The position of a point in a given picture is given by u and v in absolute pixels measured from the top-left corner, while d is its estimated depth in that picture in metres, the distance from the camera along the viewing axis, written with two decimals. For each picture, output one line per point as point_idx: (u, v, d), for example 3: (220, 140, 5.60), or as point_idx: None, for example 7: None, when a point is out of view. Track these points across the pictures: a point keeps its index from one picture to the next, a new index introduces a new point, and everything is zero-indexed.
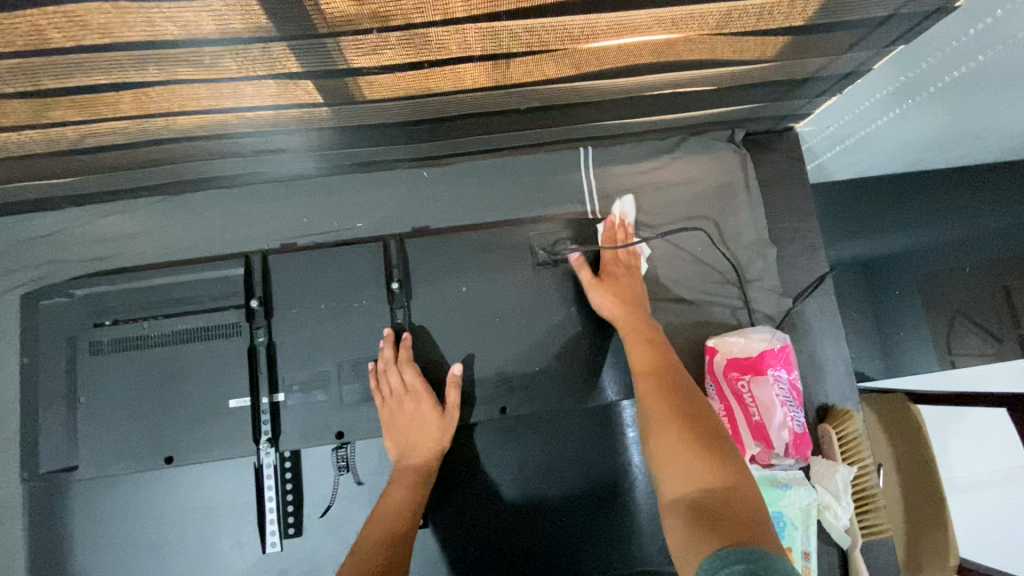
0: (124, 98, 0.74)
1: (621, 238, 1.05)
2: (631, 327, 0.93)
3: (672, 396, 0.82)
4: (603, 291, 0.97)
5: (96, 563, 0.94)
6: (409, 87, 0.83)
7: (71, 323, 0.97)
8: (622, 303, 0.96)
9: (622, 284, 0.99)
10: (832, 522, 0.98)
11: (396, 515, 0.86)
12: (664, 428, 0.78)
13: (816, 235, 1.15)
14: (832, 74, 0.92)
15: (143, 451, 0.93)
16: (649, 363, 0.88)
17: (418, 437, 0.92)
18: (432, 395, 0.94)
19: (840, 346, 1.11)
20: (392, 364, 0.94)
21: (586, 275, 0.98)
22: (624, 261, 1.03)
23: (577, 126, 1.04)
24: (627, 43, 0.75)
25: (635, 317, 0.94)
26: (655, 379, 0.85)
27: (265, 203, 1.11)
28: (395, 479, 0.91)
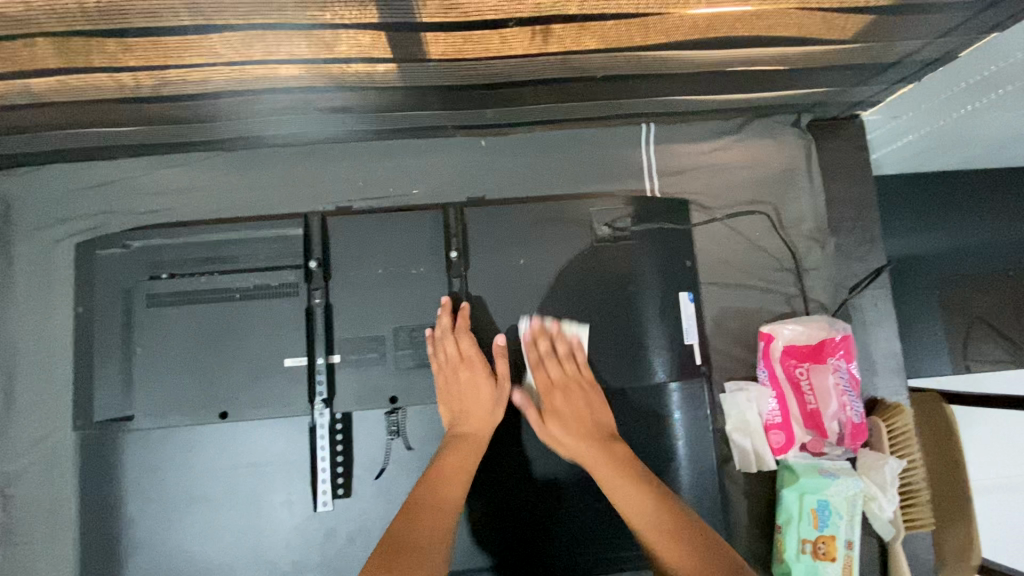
0: (198, 43, 0.72)
1: (547, 353, 0.97)
2: (612, 473, 0.87)
3: (627, 478, 0.86)
4: (554, 433, 0.93)
5: (147, 511, 0.95)
6: (474, 49, 0.79)
7: (128, 274, 0.97)
8: (584, 439, 0.91)
9: (568, 415, 0.93)
10: (876, 513, 0.97)
11: (450, 479, 0.87)
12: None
13: (876, 226, 1.13)
14: (916, 59, 0.90)
15: (200, 404, 0.94)
16: (608, 467, 0.88)
17: (472, 405, 0.93)
18: (485, 365, 0.95)
19: (893, 341, 1.10)
20: (450, 333, 0.94)
21: (532, 414, 0.95)
22: (556, 376, 0.96)
23: (644, 101, 1.01)
24: (721, 13, 0.72)
25: (593, 427, 0.92)
26: (602, 462, 0.88)
27: (320, 165, 1.10)
28: (450, 443, 0.91)
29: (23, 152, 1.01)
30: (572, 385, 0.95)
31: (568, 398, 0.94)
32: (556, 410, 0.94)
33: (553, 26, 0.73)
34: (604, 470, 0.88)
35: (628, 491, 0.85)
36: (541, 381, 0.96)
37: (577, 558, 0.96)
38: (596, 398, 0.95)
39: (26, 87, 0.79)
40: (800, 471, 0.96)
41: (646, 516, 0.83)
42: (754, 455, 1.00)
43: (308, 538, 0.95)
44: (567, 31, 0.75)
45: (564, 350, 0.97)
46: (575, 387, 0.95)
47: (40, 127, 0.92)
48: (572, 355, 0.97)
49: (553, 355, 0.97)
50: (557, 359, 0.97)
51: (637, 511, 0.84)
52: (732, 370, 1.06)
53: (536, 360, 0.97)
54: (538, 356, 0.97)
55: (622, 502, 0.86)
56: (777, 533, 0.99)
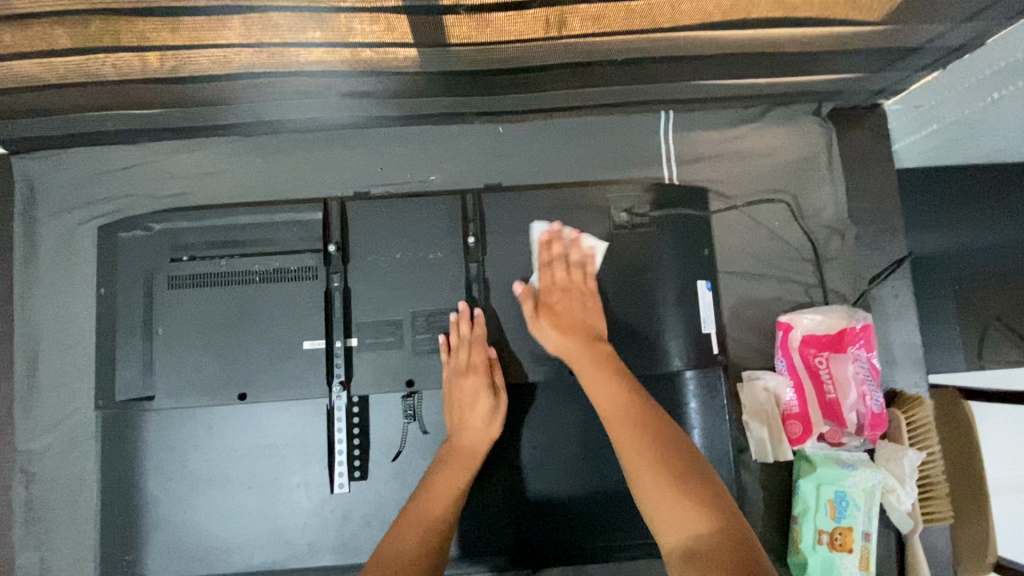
0: (222, 25, 0.73)
1: (557, 256, 0.97)
2: (590, 368, 0.86)
3: (622, 399, 0.82)
4: (546, 330, 0.92)
5: (167, 491, 0.96)
6: (493, 33, 0.79)
7: (150, 256, 0.98)
8: (569, 336, 0.90)
9: (563, 311, 0.93)
10: (894, 505, 0.97)
11: (439, 496, 0.86)
12: (645, 482, 0.75)
13: (897, 217, 1.12)
14: (942, 45, 0.88)
15: (220, 385, 0.95)
16: (604, 387, 0.84)
17: (471, 419, 0.92)
18: (488, 377, 0.93)
19: (913, 334, 1.08)
20: (468, 342, 0.94)
21: (528, 309, 0.94)
22: (562, 280, 0.96)
23: (664, 87, 1.00)
24: None
25: (593, 348, 0.88)
26: (602, 381, 0.84)
27: (339, 151, 1.10)
28: (445, 457, 0.91)
29: (48, 134, 1.02)
30: (575, 297, 0.94)
31: (572, 301, 0.94)
32: (553, 308, 0.93)
33: (569, 14, 0.75)
34: (600, 392, 0.84)
35: (620, 413, 0.81)
36: (545, 280, 0.96)
37: (592, 545, 0.96)
38: (598, 321, 0.93)
39: (54, 67, 0.80)
40: (817, 462, 0.96)
41: (630, 443, 0.78)
42: (771, 444, 0.98)
43: (325, 520, 0.96)
44: (583, 13, 0.75)
45: (575, 259, 0.98)
46: (575, 293, 0.95)
47: (66, 109, 0.93)
48: (582, 266, 0.97)
49: (565, 260, 0.97)
50: (568, 262, 0.97)
51: (608, 403, 0.82)
52: (749, 360, 1.05)
53: (546, 259, 0.97)
54: (547, 257, 0.97)
55: (598, 400, 0.84)
56: (793, 523, 0.99)
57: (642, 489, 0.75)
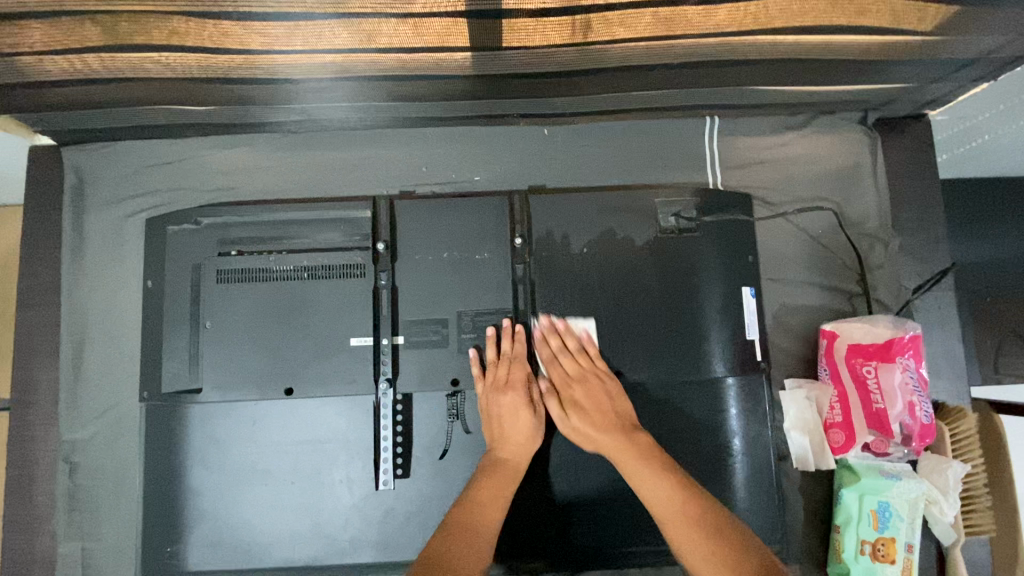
0: (284, 28, 0.73)
1: (557, 350, 0.95)
2: (630, 459, 0.87)
3: (664, 488, 0.83)
4: (574, 423, 0.92)
5: (211, 484, 0.96)
6: (551, 37, 0.78)
7: (198, 250, 0.98)
8: (608, 430, 0.90)
9: (587, 404, 0.92)
10: (936, 517, 0.96)
11: (485, 506, 0.86)
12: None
13: (941, 227, 1.11)
14: (998, 57, 0.87)
15: (266, 380, 0.95)
16: (648, 480, 0.84)
17: (512, 431, 0.92)
18: (525, 393, 0.93)
19: (956, 345, 1.08)
20: (509, 359, 0.94)
21: (552, 405, 0.93)
22: (573, 372, 0.94)
23: (713, 92, 1.00)
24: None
25: (631, 440, 0.89)
26: (641, 469, 0.85)
27: (385, 149, 1.11)
28: (487, 469, 0.90)
29: (99, 126, 1.03)
30: (594, 389, 0.93)
31: (589, 391, 0.92)
32: (576, 403, 0.92)
33: (594, 17, 0.74)
34: (641, 479, 0.85)
35: (666, 499, 0.82)
36: (554, 377, 0.94)
37: (632, 548, 0.96)
38: (625, 404, 0.93)
39: (115, 64, 0.80)
40: (860, 472, 0.96)
41: (675, 508, 0.81)
42: (813, 454, 0.99)
43: (367, 516, 0.96)
44: (611, 15, 0.74)
45: (575, 346, 0.95)
46: (589, 375, 0.94)
47: (122, 103, 0.94)
48: (582, 351, 0.96)
49: (564, 351, 0.95)
50: (568, 353, 0.95)
51: (651, 492, 0.83)
52: (791, 367, 1.05)
53: (547, 356, 0.95)
54: (550, 355, 0.96)
55: (642, 483, 0.85)
56: (835, 533, 0.98)
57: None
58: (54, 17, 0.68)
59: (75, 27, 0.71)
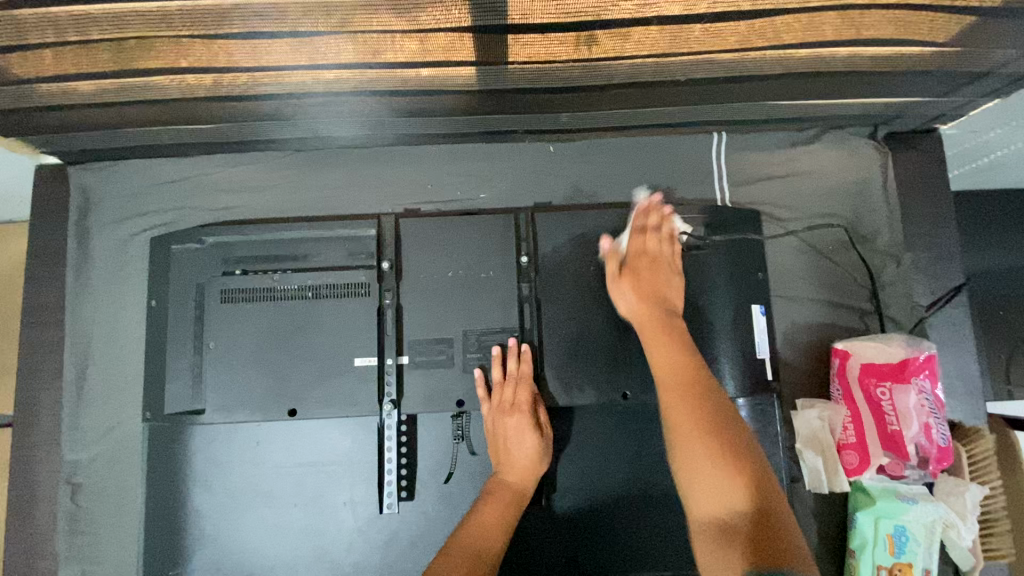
0: (285, 47, 0.73)
1: (648, 226, 0.98)
2: (652, 328, 0.86)
3: (681, 360, 0.81)
4: (624, 289, 0.91)
5: (213, 506, 0.95)
6: (555, 54, 0.78)
7: (202, 269, 0.98)
8: (647, 301, 0.89)
9: (646, 276, 0.91)
10: (954, 541, 0.93)
11: (488, 528, 0.84)
12: (698, 468, 0.71)
13: (953, 243, 1.09)
14: (1008, 72, 0.86)
15: (268, 401, 0.94)
16: (669, 351, 0.82)
17: (517, 452, 0.90)
18: (531, 414, 0.91)
19: (972, 363, 1.06)
20: (514, 379, 0.92)
21: (612, 267, 0.94)
22: (653, 249, 0.95)
23: (720, 107, 1.00)
24: (809, 14, 0.71)
25: (661, 317, 0.87)
26: (663, 344, 0.83)
27: (390, 166, 1.10)
28: (493, 493, 0.88)
29: (106, 145, 1.03)
30: (660, 270, 0.93)
31: (652, 265, 0.93)
32: (634, 271, 0.92)
33: (598, 31, 0.73)
34: (653, 343, 0.84)
35: (678, 367, 0.80)
36: (634, 245, 0.96)
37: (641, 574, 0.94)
38: (677, 296, 0.91)
39: (120, 87, 0.81)
40: (876, 494, 0.94)
41: (675, 378, 0.79)
42: (826, 475, 0.97)
43: (371, 540, 0.94)
44: (612, 32, 0.73)
45: (665, 234, 0.97)
46: (660, 261, 0.94)
47: (128, 123, 0.94)
48: (671, 239, 0.97)
49: (655, 231, 0.97)
50: (659, 235, 0.97)
51: (666, 364, 0.81)
52: (803, 386, 1.03)
53: (638, 224, 0.98)
54: (641, 224, 0.98)
55: (655, 351, 0.83)
56: (849, 557, 0.96)
57: (682, 452, 0.74)
58: (59, 43, 0.68)
59: (79, 51, 0.71)
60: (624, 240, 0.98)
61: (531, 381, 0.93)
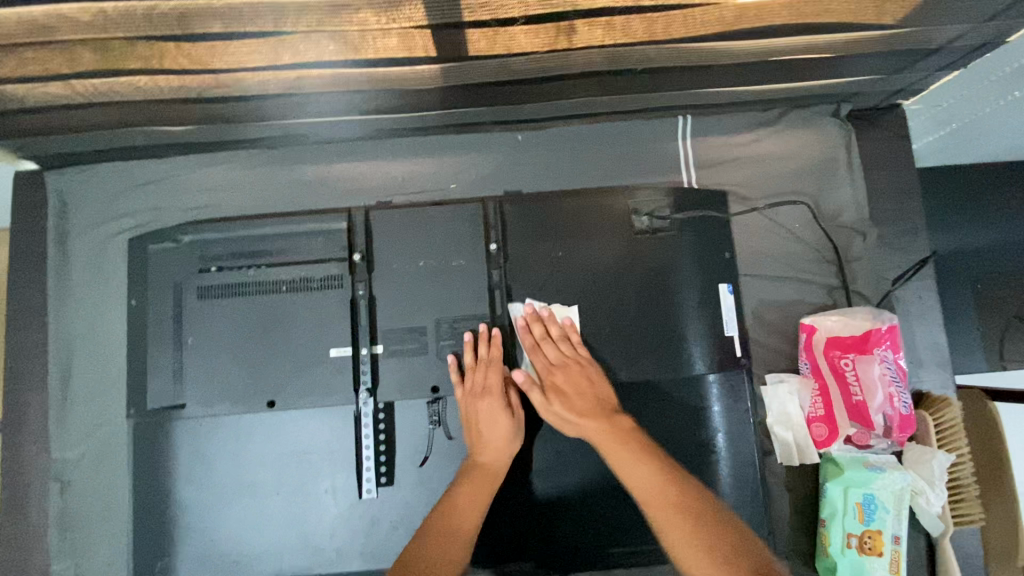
0: (245, 47, 0.74)
1: (546, 335, 0.96)
2: (618, 449, 0.86)
3: (653, 475, 0.82)
4: (558, 411, 0.91)
5: (199, 500, 0.97)
6: (512, 47, 0.79)
7: (179, 268, 1.00)
8: (587, 416, 0.90)
9: (567, 388, 0.92)
10: (924, 508, 0.95)
11: (461, 510, 0.87)
12: (696, 564, 0.73)
13: (919, 217, 1.11)
14: (962, 45, 0.87)
15: (248, 393, 0.96)
16: (636, 465, 0.84)
17: (490, 434, 0.92)
18: (502, 397, 0.93)
19: (939, 335, 1.07)
20: (485, 364, 0.94)
21: (533, 395, 0.93)
22: (554, 358, 0.94)
23: (682, 93, 1.01)
24: (756, 3, 0.72)
25: (611, 422, 0.89)
26: (625, 457, 0.85)
27: (361, 160, 1.12)
28: (467, 474, 0.91)
29: (80, 149, 1.04)
30: (574, 369, 0.93)
31: (569, 376, 0.93)
32: (558, 387, 0.92)
33: (550, 24, 0.74)
34: (617, 460, 0.85)
35: (654, 486, 0.81)
36: (540, 363, 0.94)
37: (618, 550, 0.97)
38: (606, 390, 0.94)
39: (87, 88, 0.82)
40: (845, 464, 0.95)
41: (658, 488, 0.81)
42: (796, 447, 0.99)
43: (352, 526, 0.97)
44: (562, 23, 0.74)
45: (558, 331, 0.96)
46: (573, 366, 0.93)
47: (99, 125, 0.96)
48: (567, 336, 0.96)
49: (550, 338, 0.96)
50: (552, 340, 0.96)
51: (635, 478, 0.83)
52: (773, 362, 1.05)
53: (533, 342, 0.96)
54: (534, 340, 0.96)
55: (620, 469, 0.85)
56: (822, 526, 0.97)
57: (686, 557, 0.75)
58: (23, 44, 0.70)
59: (44, 53, 0.72)
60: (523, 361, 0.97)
61: (501, 365, 0.95)
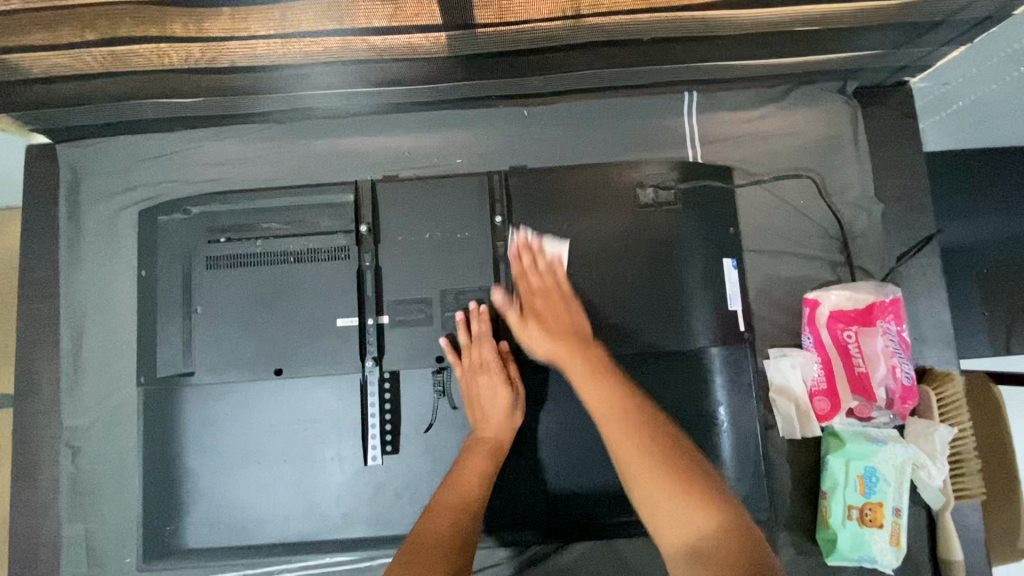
0: (253, 14, 0.75)
1: (529, 266, 0.97)
2: (578, 362, 0.82)
3: (610, 393, 0.76)
4: (534, 332, 0.90)
5: (207, 466, 0.99)
6: (518, 15, 0.80)
7: (188, 239, 1.01)
8: (557, 337, 0.87)
9: (544, 311, 0.91)
10: (925, 481, 0.96)
11: (467, 484, 0.86)
12: (641, 486, 0.67)
13: (925, 194, 1.11)
14: (969, 18, 0.87)
15: (256, 362, 0.97)
16: (596, 382, 0.78)
17: (490, 409, 0.94)
18: (501, 372, 0.94)
19: (944, 311, 1.07)
20: (478, 340, 0.95)
21: (511, 317, 0.93)
22: (537, 285, 0.95)
23: (688, 66, 1.01)
24: None
25: (578, 345, 0.85)
26: (586, 377, 0.80)
27: (367, 135, 1.13)
28: (471, 450, 0.91)
29: (90, 122, 1.06)
30: (554, 302, 0.93)
31: (548, 303, 0.93)
32: (536, 311, 0.92)
33: None
34: (580, 375, 0.80)
35: (611, 397, 0.75)
36: (523, 288, 0.95)
37: (622, 519, 0.97)
38: (584, 321, 0.92)
39: (97, 57, 0.83)
40: (846, 438, 0.96)
41: (611, 407, 0.74)
42: (799, 421, 0.99)
43: (357, 493, 0.98)
44: None
45: (546, 265, 0.97)
46: (552, 296, 0.94)
47: (109, 97, 0.97)
48: (553, 270, 0.97)
49: (535, 269, 0.97)
50: (538, 270, 0.97)
51: (592, 393, 0.77)
52: (776, 337, 1.05)
53: (519, 270, 0.97)
54: (523, 269, 0.97)
55: (583, 384, 0.79)
56: (822, 499, 0.98)
57: (636, 476, 0.68)
58: (34, 9, 0.71)
59: (55, 19, 0.73)
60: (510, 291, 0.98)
61: (494, 340, 0.97)
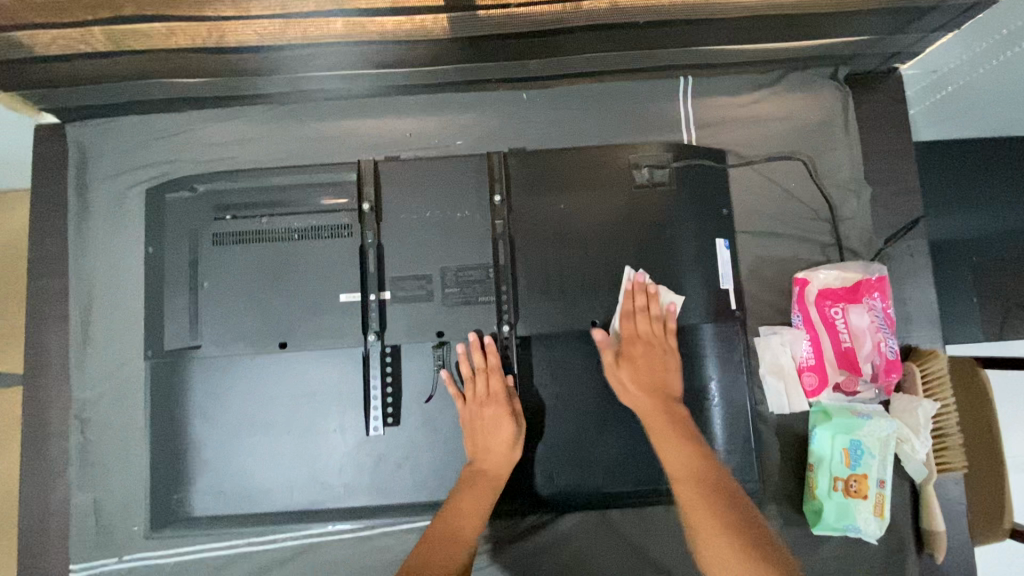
0: None
1: (640, 307, 0.99)
2: (660, 428, 0.90)
3: (692, 458, 0.86)
4: (625, 379, 0.96)
5: (213, 437, 1.02)
6: None
7: (194, 216, 1.03)
8: (651, 393, 0.94)
9: (642, 363, 0.96)
10: (909, 454, 0.99)
11: (465, 517, 0.90)
12: (710, 543, 0.78)
13: (913, 178, 1.14)
14: (956, 4, 0.90)
15: (262, 335, 1.00)
16: (678, 447, 0.87)
17: (491, 442, 0.96)
18: (505, 405, 0.97)
19: (930, 292, 1.11)
20: (482, 373, 0.98)
21: (608, 356, 0.97)
22: (643, 330, 0.98)
23: (684, 51, 1.03)
24: None
25: (667, 405, 0.93)
26: (669, 433, 0.89)
27: (370, 116, 1.15)
28: (469, 480, 0.94)
29: (99, 101, 1.08)
30: (655, 352, 0.97)
31: (648, 352, 0.97)
32: (634, 359, 0.96)
33: None
34: (661, 437, 0.89)
35: (687, 474, 0.84)
36: (626, 329, 0.98)
37: (615, 489, 1.01)
38: (676, 380, 0.97)
39: (109, 35, 0.86)
40: (833, 413, 0.99)
41: (690, 472, 0.84)
42: (787, 396, 1.03)
43: (360, 464, 1.01)
44: None
45: (659, 313, 0.99)
46: (655, 344, 0.97)
47: (118, 76, 0.99)
48: (663, 320, 0.99)
49: (645, 311, 0.99)
50: (649, 316, 0.98)
51: (674, 456, 0.87)
52: (767, 316, 1.08)
53: (629, 309, 0.99)
54: (630, 307, 0.99)
55: (665, 448, 0.88)
56: (809, 472, 1.02)
57: (707, 548, 0.78)
58: None
59: None
60: (614, 320, 1.00)
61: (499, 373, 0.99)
